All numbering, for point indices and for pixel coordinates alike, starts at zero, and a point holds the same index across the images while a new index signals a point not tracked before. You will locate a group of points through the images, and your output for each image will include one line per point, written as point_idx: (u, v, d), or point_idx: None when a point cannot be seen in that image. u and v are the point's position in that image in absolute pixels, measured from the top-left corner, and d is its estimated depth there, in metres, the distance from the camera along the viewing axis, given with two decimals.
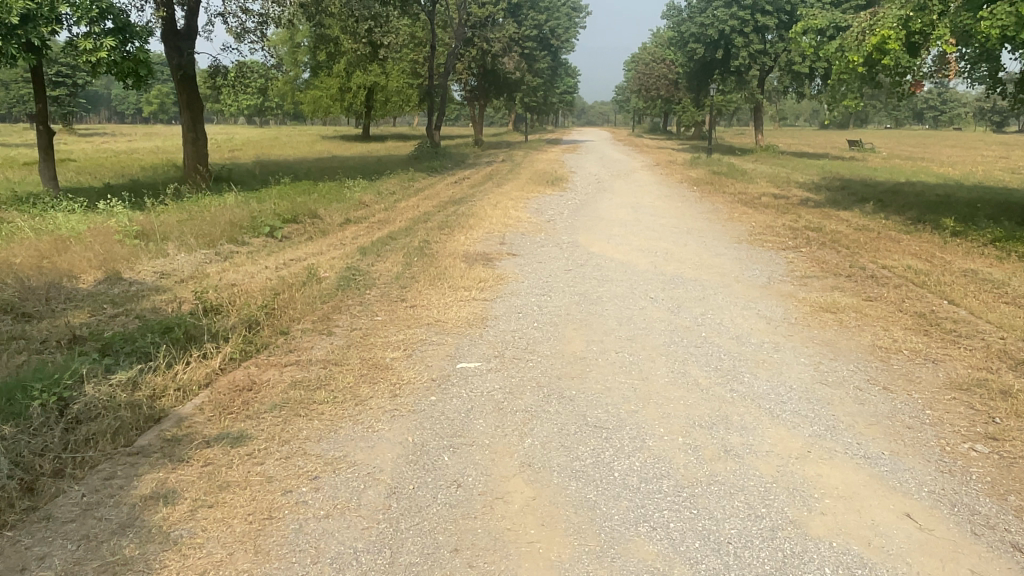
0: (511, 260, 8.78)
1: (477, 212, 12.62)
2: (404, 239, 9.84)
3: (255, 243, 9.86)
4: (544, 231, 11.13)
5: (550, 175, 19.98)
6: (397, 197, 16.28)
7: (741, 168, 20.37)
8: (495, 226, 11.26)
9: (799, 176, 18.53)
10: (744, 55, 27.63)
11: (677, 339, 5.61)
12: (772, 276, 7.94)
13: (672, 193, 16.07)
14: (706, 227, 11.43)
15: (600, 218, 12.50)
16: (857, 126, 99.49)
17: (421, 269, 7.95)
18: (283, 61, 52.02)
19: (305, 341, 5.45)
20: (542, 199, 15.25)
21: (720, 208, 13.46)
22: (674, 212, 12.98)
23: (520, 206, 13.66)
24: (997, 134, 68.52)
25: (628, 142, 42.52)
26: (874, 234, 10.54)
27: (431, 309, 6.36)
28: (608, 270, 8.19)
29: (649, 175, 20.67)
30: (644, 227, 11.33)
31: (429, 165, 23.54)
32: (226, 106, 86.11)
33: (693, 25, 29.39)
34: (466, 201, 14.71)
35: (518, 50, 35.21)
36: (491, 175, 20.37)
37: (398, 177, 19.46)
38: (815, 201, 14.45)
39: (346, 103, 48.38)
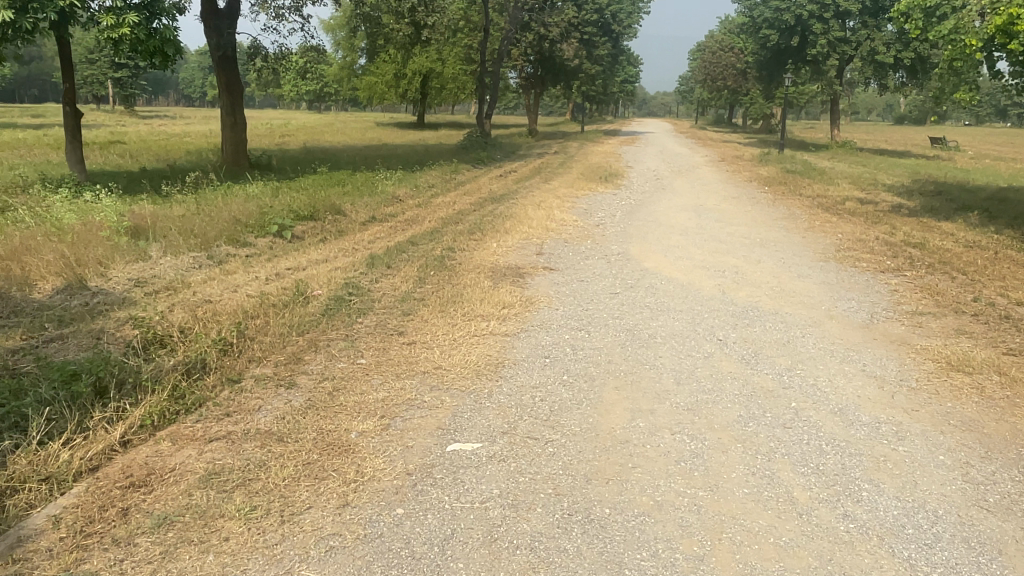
0: (546, 278, 7.34)
1: (518, 213, 11.22)
2: (426, 245, 8.51)
3: (258, 245, 8.65)
4: (591, 239, 9.65)
5: (605, 170, 18.43)
6: (435, 192, 14.98)
7: (818, 168, 18.42)
8: (535, 231, 9.83)
9: (884, 178, 16.56)
10: (822, 42, 25.41)
11: (757, 414, 4.08)
12: (873, 311, 6.30)
13: (741, 194, 14.35)
14: (782, 238, 9.77)
15: (657, 222, 10.94)
16: (935, 121, 94.36)
17: (436, 287, 6.58)
18: (340, 46, 51.53)
19: (255, 396, 4.11)
20: (592, 197, 13.76)
21: (797, 214, 11.75)
22: (743, 218, 11.32)
23: (567, 206, 12.20)
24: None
25: (691, 135, 40.40)
26: (990, 254, 8.74)
27: (432, 348, 4.97)
28: (664, 295, 6.68)
29: (713, 172, 18.93)
30: (709, 236, 9.75)
31: (477, 156, 22.18)
32: (287, 92, 86.74)
33: (767, 10, 27.22)
34: (508, 198, 13.31)
35: (577, 35, 33.55)
36: (541, 169, 18.94)
37: (441, 169, 18.19)
38: (909, 209, 12.58)
39: (401, 89, 47.62)
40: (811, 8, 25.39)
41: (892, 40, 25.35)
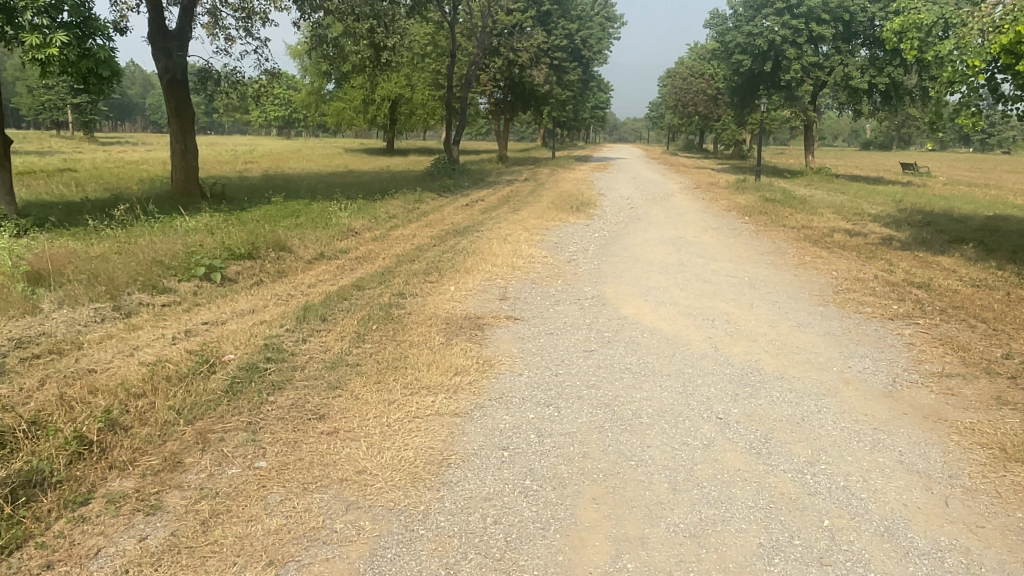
0: (509, 330, 6.29)
1: (482, 248, 10.20)
2: (373, 290, 7.44)
3: (179, 291, 7.50)
4: (561, 279, 8.63)
5: (577, 198, 17.55)
6: (395, 223, 13.91)
7: (797, 195, 17.70)
8: (499, 270, 8.80)
9: (868, 207, 15.84)
10: (796, 67, 24.91)
11: (784, 543, 3.04)
12: (893, 373, 5.33)
13: (721, 225, 13.48)
14: (772, 276, 8.84)
15: (634, 258, 9.98)
16: (900, 147, 95.94)
17: (376, 346, 5.50)
18: (307, 71, 50.59)
19: (98, 532, 2.98)
20: (562, 229, 12.80)
21: (784, 248, 10.90)
22: (727, 253, 10.42)
23: (536, 239, 11.22)
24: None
25: (664, 162, 39.90)
26: (1002, 294, 7.88)
27: (356, 439, 3.88)
28: (647, 353, 5.66)
29: (690, 200, 18.15)
30: (691, 275, 8.80)
31: (444, 183, 21.21)
32: (255, 118, 85.60)
33: (739, 35, 26.78)
34: (472, 231, 12.29)
35: (547, 60, 32.91)
36: (510, 197, 17.98)
37: (404, 198, 17.17)
38: (899, 241, 11.83)
39: (370, 115, 46.72)
40: (784, 32, 24.91)
41: (865, 66, 24.99)
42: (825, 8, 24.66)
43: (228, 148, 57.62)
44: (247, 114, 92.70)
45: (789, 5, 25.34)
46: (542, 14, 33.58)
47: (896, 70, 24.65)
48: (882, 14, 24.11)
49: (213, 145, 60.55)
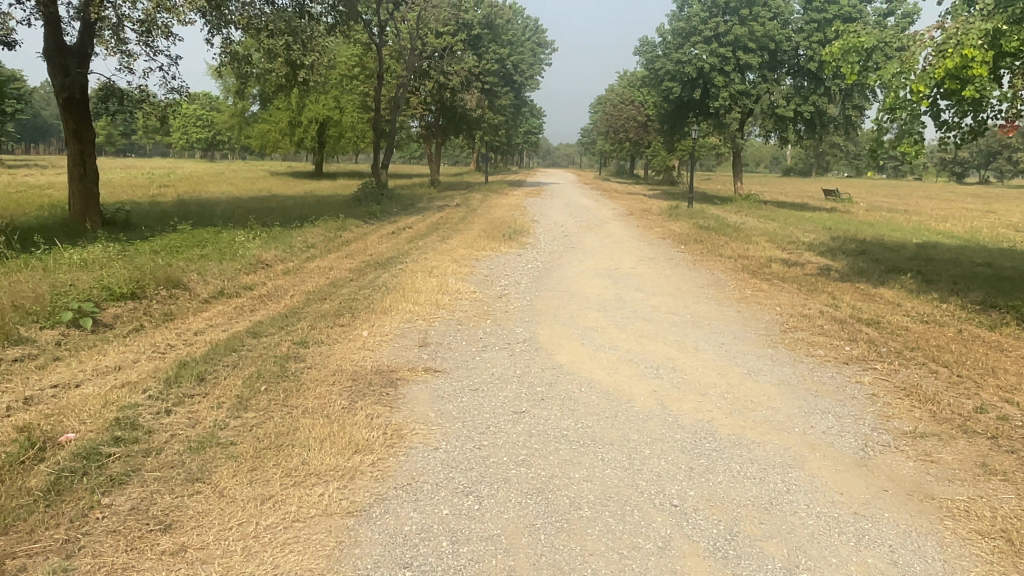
0: (426, 385, 5.41)
1: (402, 282, 9.30)
2: (270, 337, 6.44)
3: (37, 342, 6.35)
4: (489, 319, 7.80)
5: (509, 225, 16.84)
6: (312, 254, 12.88)
7: (731, 223, 17.43)
8: (421, 308, 7.92)
9: (802, 235, 15.65)
10: (725, 94, 24.88)
11: None
12: (861, 434, 4.69)
13: (657, 255, 12.94)
14: (714, 312, 8.23)
15: (569, 292, 9.25)
16: (819, 174, 99.61)
17: (259, 416, 4.54)
18: (230, 93, 48.88)
19: None
20: (491, 260, 12.02)
21: (724, 279, 10.38)
22: (665, 285, 9.80)
23: (462, 272, 10.39)
24: (965, 187, 68.00)
25: (597, 187, 39.80)
26: (954, 332, 7.47)
27: (207, 564, 2.96)
28: (586, 413, 4.86)
29: (624, 228, 17.67)
30: (630, 312, 8.10)
31: (370, 209, 20.24)
32: (177, 141, 82.62)
33: (668, 62, 26.43)
34: (395, 262, 11.38)
35: (478, 84, 32.38)
36: (439, 225, 17.15)
37: (325, 225, 16.12)
38: (837, 270, 11.52)
39: (297, 137, 45.27)
40: (712, 60, 24.80)
41: (791, 94, 25.27)
42: (751, 36, 24.62)
43: (146, 171, 55.07)
44: (168, 135, 89.31)
45: (716, 33, 25.25)
46: (473, 38, 32.94)
47: (820, 99, 25.02)
48: (806, 44, 24.44)
49: (131, 168, 57.81)
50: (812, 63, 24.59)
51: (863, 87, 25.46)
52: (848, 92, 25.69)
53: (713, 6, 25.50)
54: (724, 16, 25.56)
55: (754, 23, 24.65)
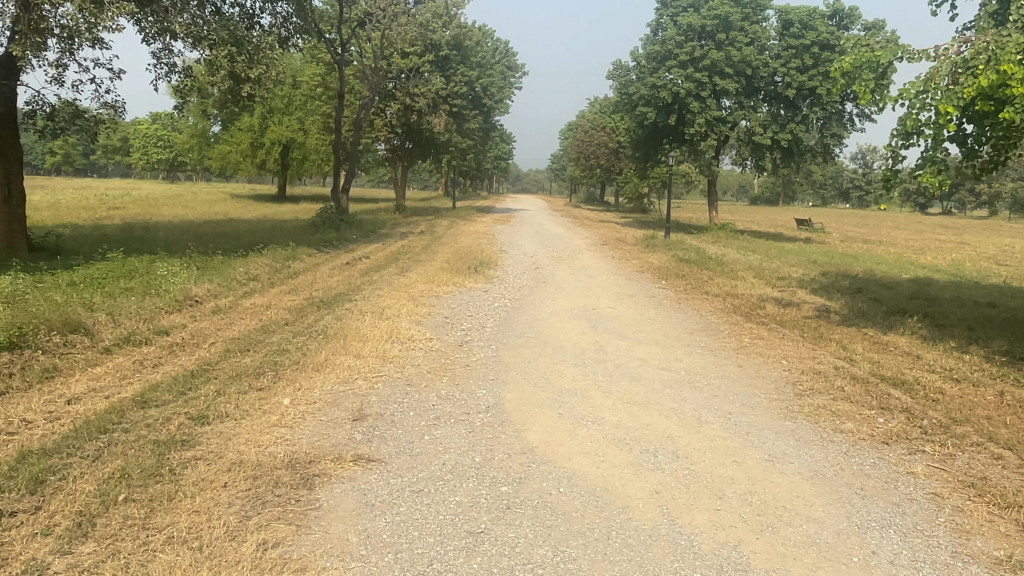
0: (352, 484, 4.05)
1: (345, 326, 7.92)
2: (158, 410, 5.01)
3: None
4: (445, 377, 6.44)
5: (475, 256, 15.55)
6: (252, 288, 11.46)
7: (712, 255, 16.36)
8: (362, 363, 6.54)
9: (790, 269, 14.59)
10: (701, 121, 23.90)
11: None
12: (942, 566, 3.43)
13: (637, 291, 11.74)
14: (712, 367, 6.97)
15: (541, 340, 7.96)
16: (786, 202, 100.46)
17: (98, 554, 3.13)
18: (190, 112, 47.19)
19: None
20: (452, 297, 10.66)
21: (715, 323, 9.16)
22: (651, 329, 8.55)
23: (418, 313, 9.02)
24: (929, 217, 68.74)
25: (568, 214, 38.83)
26: (995, 395, 6.32)
27: None
28: (569, 534, 3.55)
29: (599, 259, 16.49)
30: (615, 368, 6.81)
31: (327, 236, 18.83)
32: (137, 161, 80.24)
33: (642, 86, 25.26)
34: (343, 299, 10.00)
35: (446, 107, 31.26)
36: (399, 254, 15.79)
37: (273, 254, 14.70)
38: (837, 312, 10.43)
39: (258, 159, 43.73)
40: (688, 85, 23.78)
41: (767, 121, 24.54)
42: (728, 61, 23.81)
43: (101, 191, 52.98)
44: (128, 156, 86.88)
45: (692, 58, 24.28)
46: (440, 59, 31.74)
47: (798, 127, 24.34)
48: (784, 70, 23.76)
49: (85, 188, 55.63)
50: (789, 90, 23.92)
51: (840, 116, 24.90)
52: (825, 120, 25.10)
53: (689, 30, 24.52)
54: (699, 40, 24.64)
55: (731, 48, 23.83)
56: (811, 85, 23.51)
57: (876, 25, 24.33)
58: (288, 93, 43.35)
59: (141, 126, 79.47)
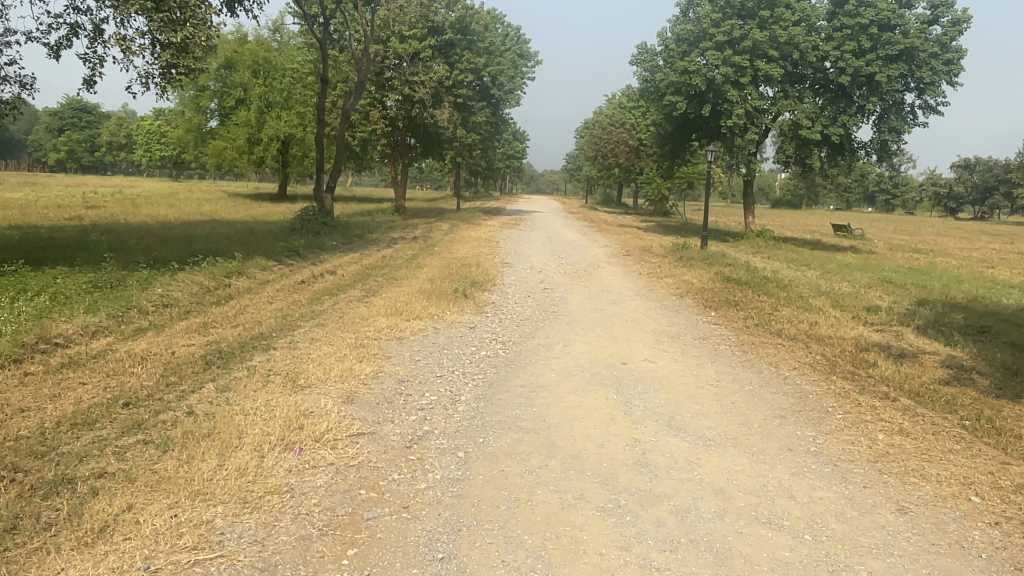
0: None
1: (220, 413, 4.77)
2: None
3: None
4: (349, 554, 3.27)
5: (467, 272, 12.36)
6: (154, 321, 8.36)
7: (767, 272, 13.16)
8: (192, 523, 3.36)
9: (873, 296, 11.25)
10: (740, 112, 20.54)
11: None
12: None
13: (682, 330, 8.51)
14: (856, 521, 3.75)
15: (544, 437, 4.77)
16: (809, 205, 96.77)
17: None
18: (185, 105, 44.27)
19: None
20: (421, 340, 7.46)
21: (813, 400, 5.93)
22: (720, 415, 5.34)
23: (355, 377, 5.85)
24: (964, 222, 64.60)
25: (585, 217, 35.52)
26: None
27: None
28: None
29: (623, 277, 13.22)
30: (682, 525, 3.59)
31: (297, 243, 15.76)
32: (141, 157, 78.03)
33: (671, 72, 22.00)
34: (261, 345, 6.84)
35: (449, 97, 28.11)
36: (374, 269, 12.62)
37: (212, 269, 11.60)
38: (978, 369, 7.21)
39: (255, 156, 40.84)
40: (727, 70, 20.45)
41: (816, 113, 21.29)
42: (772, 42, 20.52)
43: (93, 189, 50.15)
44: (132, 152, 84.40)
45: (730, 38, 20.98)
46: (443, 43, 28.54)
47: (851, 119, 21.03)
48: (836, 54, 20.51)
49: (80, 185, 52.99)
50: (842, 76, 20.62)
51: (899, 107, 21.57)
52: (882, 112, 21.77)
53: (726, 6, 21.26)
54: (738, 18, 21.37)
55: (776, 27, 20.57)
56: (869, 70, 20.23)
57: (945, 2, 21.02)
58: (286, 85, 40.40)
59: (145, 122, 77.46)
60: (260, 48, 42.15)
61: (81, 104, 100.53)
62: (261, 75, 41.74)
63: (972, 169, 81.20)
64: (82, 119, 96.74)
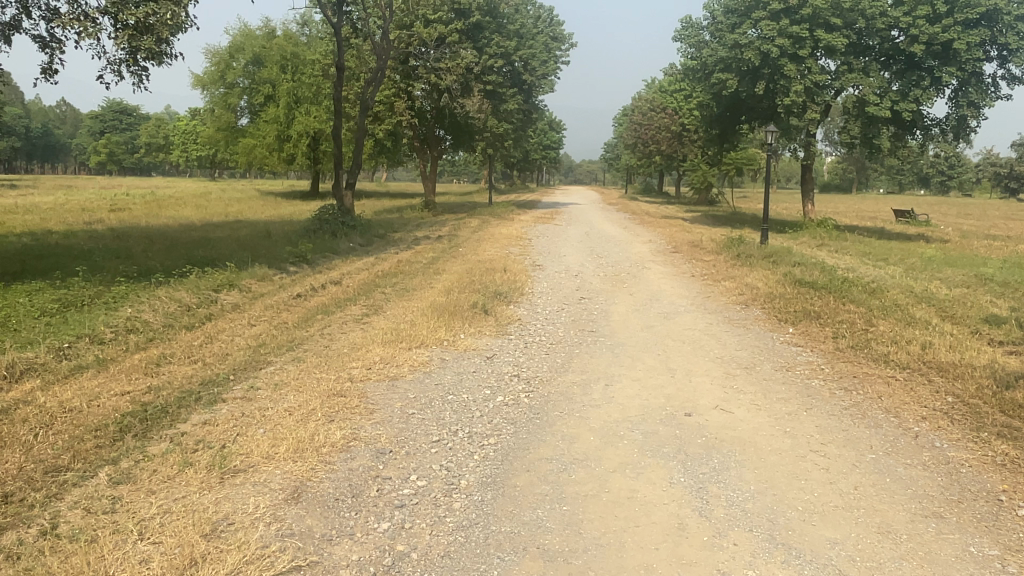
0: None
1: (86, 538, 3.16)
2: None
3: None
4: None
5: (492, 279, 10.67)
6: (101, 355, 6.84)
7: (843, 271, 11.21)
8: None
9: (981, 301, 9.24)
10: (799, 89, 18.41)
11: None
12: None
13: (757, 356, 6.66)
14: None
15: (577, 572, 3.05)
16: (859, 189, 92.75)
17: None
18: (213, 102, 43.21)
19: None
20: (420, 381, 5.78)
21: (971, 482, 4.07)
22: (846, 520, 3.54)
23: (315, 452, 4.19)
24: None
25: (626, 209, 33.58)
26: None
27: None
28: None
29: (674, 280, 11.40)
30: None
31: (309, 246, 14.26)
32: (178, 156, 78.03)
33: (720, 47, 19.93)
34: (208, 396, 5.22)
35: (479, 84, 26.41)
36: (385, 276, 11.01)
37: (199, 282, 10.11)
38: None
39: (286, 154, 39.50)
40: (783, 42, 18.36)
41: (883, 88, 19.01)
42: (834, 8, 18.31)
43: (126, 190, 49.59)
44: (169, 153, 84.63)
45: (786, 7, 18.88)
46: (471, 26, 26.79)
47: (925, 94, 18.70)
48: (907, 20, 18.20)
49: (114, 187, 52.56)
50: (914, 46, 18.28)
51: (980, 78, 19.14)
52: (959, 85, 19.32)
53: None
54: None
55: None
56: (946, 38, 17.88)
57: None
58: (314, 79, 39.13)
59: (180, 121, 77.42)
60: (288, 42, 40.98)
61: (120, 106, 101.26)
62: (289, 70, 40.56)
63: None
64: (121, 122, 97.47)
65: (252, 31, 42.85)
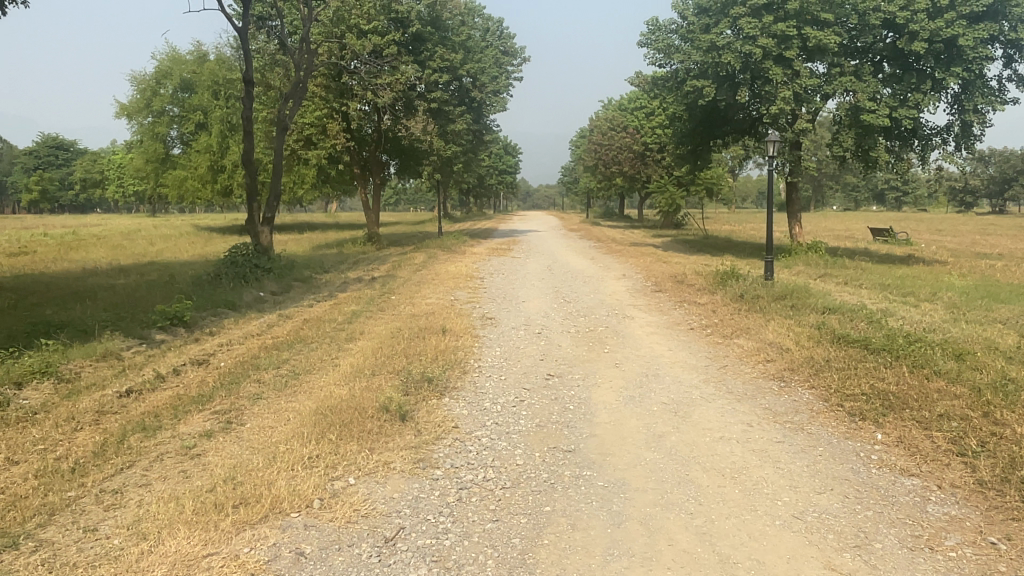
0: None
1: None
2: None
3: None
4: None
5: (422, 349, 7.64)
6: None
7: (889, 318, 8.52)
8: None
9: None
10: (786, 94, 15.94)
11: None
12: None
13: (866, 517, 3.74)
14: None
15: None
16: (818, 207, 92.42)
17: None
18: (139, 133, 39.31)
19: None
20: None
21: None
22: None
23: None
24: (982, 218, 60.29)
25: (590, 235, 30.89)
26: None
27: None
28: None
29: (673, 338, 8.53)
30: None
31: (199, 301, 11.14)
32: (113, 192, 73.51)
33: (694, 51, 17.45)
34: None
35: (422, 101, 23.60)
36: (275, 348, 7.91)
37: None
38: None
39: (221, 186, 36.02)
40: (767, 41, 15.93)
41: (880, 93, 16.64)
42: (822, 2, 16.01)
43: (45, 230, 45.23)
44: (105, 187, 79.83)
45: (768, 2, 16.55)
46: (412, 38, 24.00)
47: (927, 98, 16.37)
48: (906, 13, 15.86)
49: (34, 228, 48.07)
50: (914, 44, 15.96)
51: (985, 80, 16.89)
52: (962, 87, 17.05)
53: None
54: None
55: None
56: (951, 33, 15.58)
57: None
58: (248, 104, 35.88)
59: (116, 154, 73.25)
60: (221, 66, 37.68)
61: (55, 141, 96.06)
62: (221, 96, 37.20)
63: (987, 162, 77.18)
64: (57, 157, 91.90)
65: (182, 56, 39.32)
